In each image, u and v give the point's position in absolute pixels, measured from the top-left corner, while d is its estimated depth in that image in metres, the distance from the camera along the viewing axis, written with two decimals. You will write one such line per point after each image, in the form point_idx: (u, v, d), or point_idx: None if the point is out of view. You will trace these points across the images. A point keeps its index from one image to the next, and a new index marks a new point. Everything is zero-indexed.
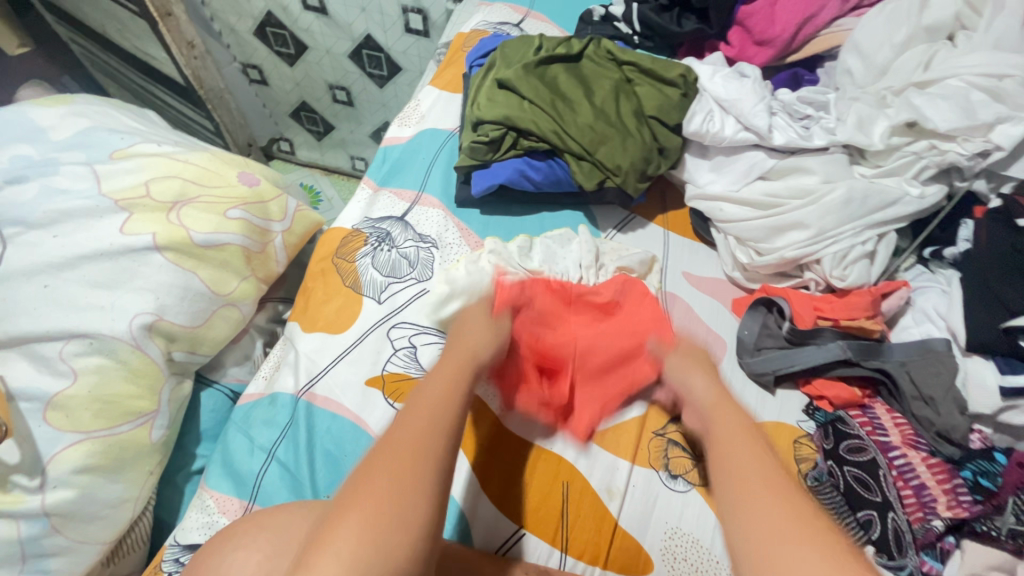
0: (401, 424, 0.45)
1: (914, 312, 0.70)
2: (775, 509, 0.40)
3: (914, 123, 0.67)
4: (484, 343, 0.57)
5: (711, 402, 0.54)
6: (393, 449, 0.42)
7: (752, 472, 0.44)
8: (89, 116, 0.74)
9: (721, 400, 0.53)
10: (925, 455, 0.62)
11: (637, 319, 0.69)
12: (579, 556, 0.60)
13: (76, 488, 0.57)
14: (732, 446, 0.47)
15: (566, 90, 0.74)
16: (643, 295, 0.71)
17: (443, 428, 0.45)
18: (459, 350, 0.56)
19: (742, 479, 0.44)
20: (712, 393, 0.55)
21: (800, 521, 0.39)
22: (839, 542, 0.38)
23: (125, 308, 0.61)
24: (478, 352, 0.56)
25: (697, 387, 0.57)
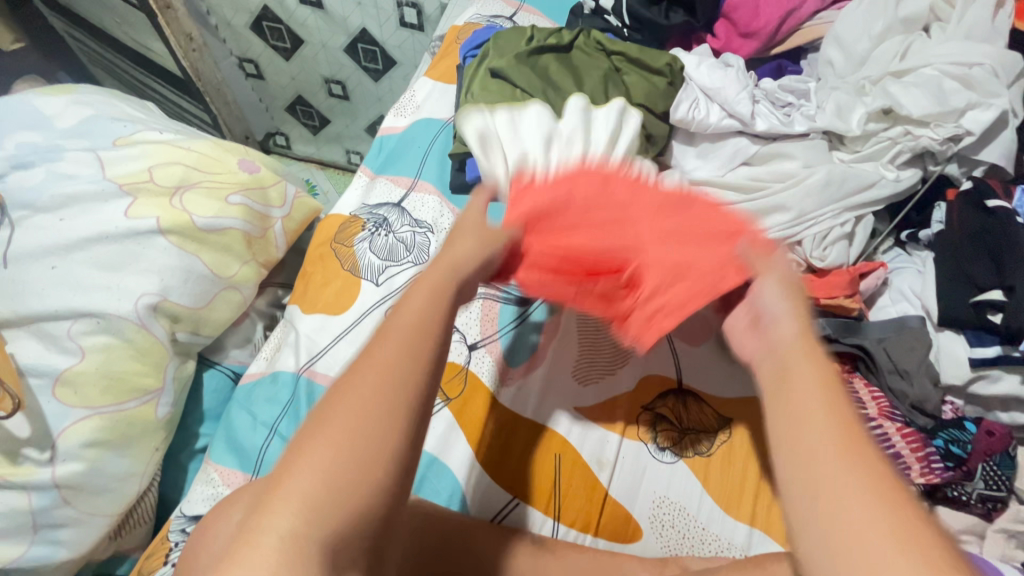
0: (370, 348, 0.37)
1: (891, 291, 0.72)
2: (849, 484, 0.31)
3: (889, 110, 0.70)
4: (472, 252, 0.47)
5: (790, 347, 0.40)
6: (356, 387, 0.35)
7: (818, 422, 0.34)
8: (91, 104, 0.76)
9: (806, 347, 0.39)
10: (900, 426, 0.64)
11: (709, 235, 0.54)
12: (570, 523, 0.62)
13: (85, 461, 0.59)
14: (805, 389, 0.36)
15: (557, 79, 0.76)
16: (712, 203, 0.58)
17: (408, 363, 0.36)
18: (441, 258, 0.46)
19: (801, 422, 0.35)
20: (798, 337, 0.40)
21: (869, 484, 0.31)
22: (925, 531, 0.29)
23: (130, 289, 0.64)
24: (460, 261, 0.46)
25: (778, 325, 0.42)
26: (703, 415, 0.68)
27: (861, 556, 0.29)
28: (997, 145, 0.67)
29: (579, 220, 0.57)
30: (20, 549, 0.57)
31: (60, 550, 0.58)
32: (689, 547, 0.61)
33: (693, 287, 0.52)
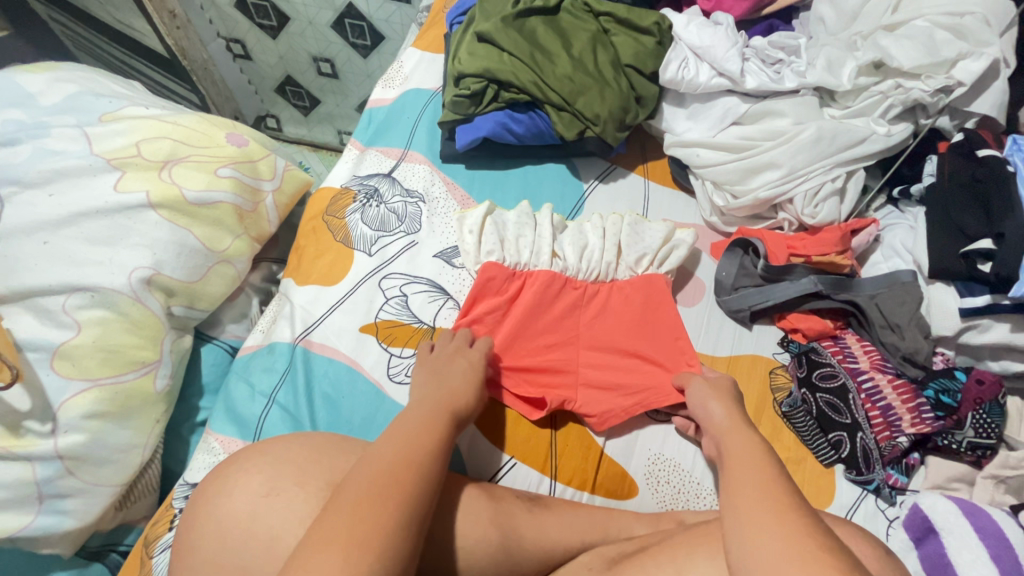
0: (394, 441, 0.47)
1: (883, 248, 0.73)
2: (761, 502, 0.41)
3: (880, 63, 0.70)
4: (465, 390, 0.58)
5: (725, 427, 0.54)
6: (383, 458, 0.45)
7: (744, 467, 0.46)
8: (75, 81, 0.75)
9: (734, 425, 0.53)
10: (892, 377, 0.66)
11: (644, 363, 0.68)
12: (566, 482, 0.63)
13: (86, 433, 0.60)
14: (736, 454, 0.48)
15: (545, 42, 0.75)
16: (651, 322, 0.70)
17: (430, 461, 0.46)
18: (441, 390, 0.56)
19: (730, 468, 0.47)
20: (726, 420, 0.55)
21: (770, 494, 0.41)
22: (808, 527, 0.38)
23: (124, 262, 0.64)
24: (458, 393, 0.57)
25: (715, 412, 0.56)
26: None
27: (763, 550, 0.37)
28: (988, 96, 0.66)
29: (529, 337, 0.69)
30: (28, 519, 0.58)
31: (67, 519, 0.59)
32: (684, 502, 0.63)
33: (626, 401, 0.65)
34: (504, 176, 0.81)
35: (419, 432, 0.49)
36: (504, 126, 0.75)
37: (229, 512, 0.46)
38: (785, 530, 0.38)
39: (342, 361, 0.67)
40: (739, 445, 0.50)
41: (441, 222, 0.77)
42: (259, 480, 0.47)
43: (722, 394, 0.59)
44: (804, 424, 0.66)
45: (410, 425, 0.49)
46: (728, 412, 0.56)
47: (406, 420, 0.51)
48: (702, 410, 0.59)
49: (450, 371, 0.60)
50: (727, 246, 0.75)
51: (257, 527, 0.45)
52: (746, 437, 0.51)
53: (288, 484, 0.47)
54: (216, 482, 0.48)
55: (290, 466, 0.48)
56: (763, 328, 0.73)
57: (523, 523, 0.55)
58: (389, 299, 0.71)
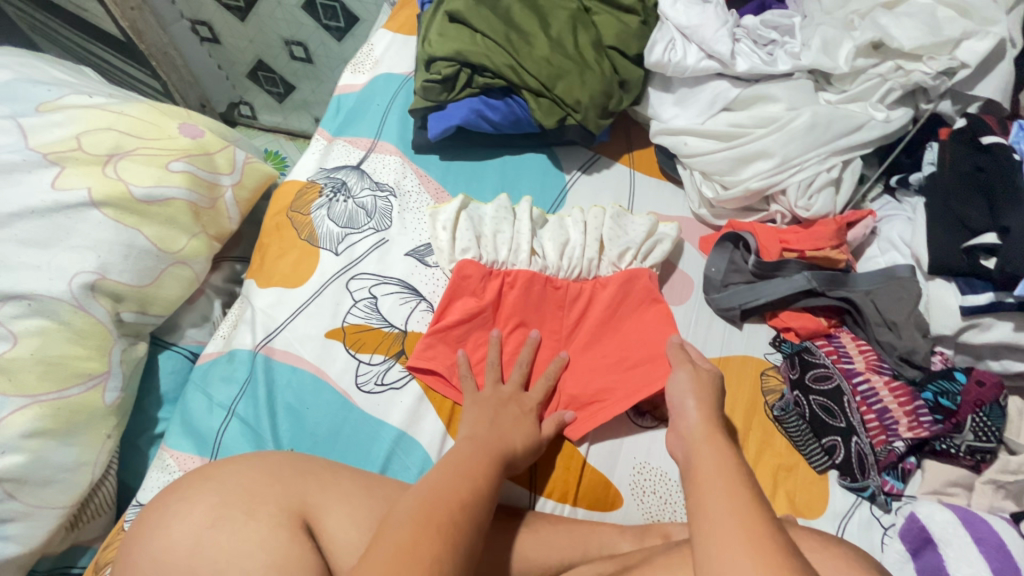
0: (441, 475, 0.46)
1: (879, 241, 0.70)
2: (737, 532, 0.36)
3: (880, 43, 0.65)
4: (515, 434, 0.55)
5: (698, 434, 0.49)
6: (433, 491, 0.44)
7: (715, 494, 0.40)
8: (10, 67, 0.69)
9: (707, 434, 0.48)
10: (888, 379, 0.63)
11: (628, 365, 0.64)
12: (548, 494, 0.60)
13: (26, 453, 0.55)
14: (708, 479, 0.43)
15: (520, 22, 0.69)
16: (633, 322, 0.66)
17: (483, 500, 0.46)
18: (490, 429, 0.55)
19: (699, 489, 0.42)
20: (698, 424, 0.50)
21: (756, 548, 0.35)
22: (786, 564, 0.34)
23: (63, 266, 0.59)
24: (508, 435, 0.54)
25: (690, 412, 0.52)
26: None
27: None
28: (992, 78, 0.62)
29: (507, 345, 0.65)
30: None
31: (8, 545, 0.55)
32: (670, 514, 0.59)
33: (610, 408, 0.61)
34: (480, 166, 0.76)
35: (465, 468, 0.48)
36: (477, 114, 0.70)
37: (171, 543, 0.41)
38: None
39: (307, 369, 0.63)
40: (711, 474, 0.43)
41: (414, 217, 0.72)
42: (208, 505, 0.42)
43: (700, 388, 0.55)
44: (796, 428, 0.63)
45: (453, 462, 0.49)
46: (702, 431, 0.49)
47: (456, 454, 0.50)
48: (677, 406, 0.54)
49: (509, 421, 0.57)
50: (717, 240, 0.71)
51: (199, 561, 0.39)
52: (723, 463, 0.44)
53: (240, 511, 0.42)
54: (155, 513, 0.43)
55: (246, 488, 0.44)
56: (754, 326, 0.70)
57: (497, 546, 0.53)
58: (358, 302, 0.66)
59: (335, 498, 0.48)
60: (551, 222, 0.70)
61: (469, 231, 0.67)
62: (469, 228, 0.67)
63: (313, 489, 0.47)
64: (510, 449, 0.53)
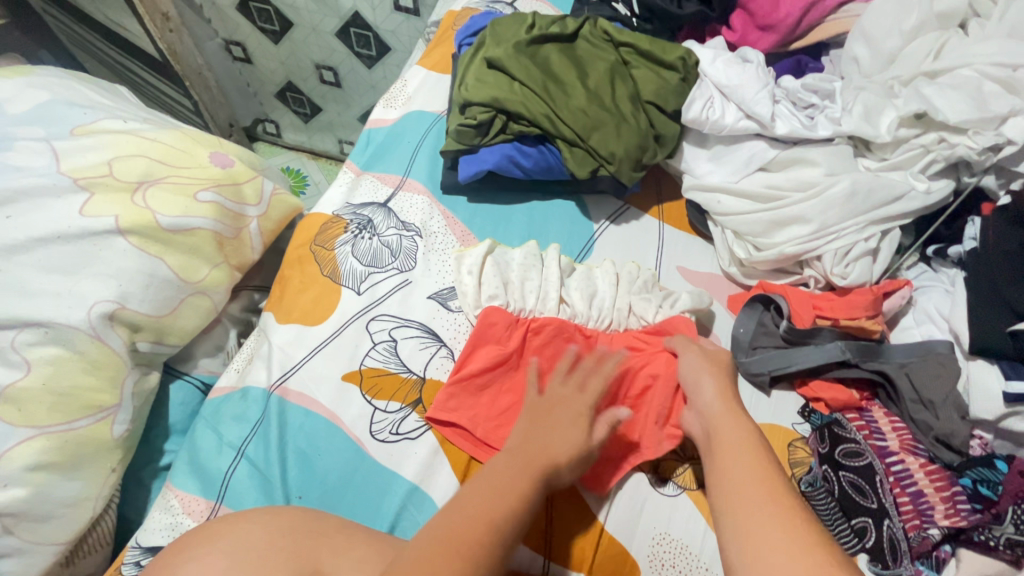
0: (482, 488, 0.45)
1: (915, 312, 0.68)
2: (762, 494, 0.44)
3: (923, 114, 0.64)
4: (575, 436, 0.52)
5: (716, 406, 0.54)
6: (475, 508, 0.43)
7: (739, 459, 0.48)
8: (49, 88, 0.69)
9: (727, 408, 0.54)
10: (924, 462, 0.60)
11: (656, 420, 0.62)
12: (561, 562, 0.57)
13: (29, 486, 0.53)
14: (732, 449, 0.49)
15: (559, 72, 0.69)
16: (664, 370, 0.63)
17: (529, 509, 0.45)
18: (540, 433, 0.53)
19: (723, 457, 0.49)
20: (717, 398, 0.55)
21: (777, 504, 0.43)
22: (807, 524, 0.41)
23: (83, 294, 0.58)
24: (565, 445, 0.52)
25: (706, 389, 0.56)
26: None
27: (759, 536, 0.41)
28: None
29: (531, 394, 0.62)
30: None
31: None
32: None
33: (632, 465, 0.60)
34: (509, 211, 0.75)
35: (517, 473, 0.47)
36: (511, 160, 0.69)
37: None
38: (787, 526, 0.40)
39: (321, 414, 0.61)
40: (760, 492, 0.44)
41: (438, 260, 0.71)
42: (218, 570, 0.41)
43: (716, 369, 0.58)
44: (824, 506, 0.60)
45: (506, 464, 0.48)
46: (736, 417, 0.53)
47: (498, 466, 0.48)
48: (707, 397, 0.56)
49: (559, 427, 0.53)
50: (747, 300, 0.70)
51: None
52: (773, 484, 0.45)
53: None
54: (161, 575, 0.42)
55: (258, 555, 0.42)
56: (782, 393, 0.68)
57: None
58: (377, 344, 0.65)
59: (351, 565, 0.45)
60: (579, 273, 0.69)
61: (495, 279, 0.66)
62: (494, 278, 0.66)
63: (327, 553, 0.45)
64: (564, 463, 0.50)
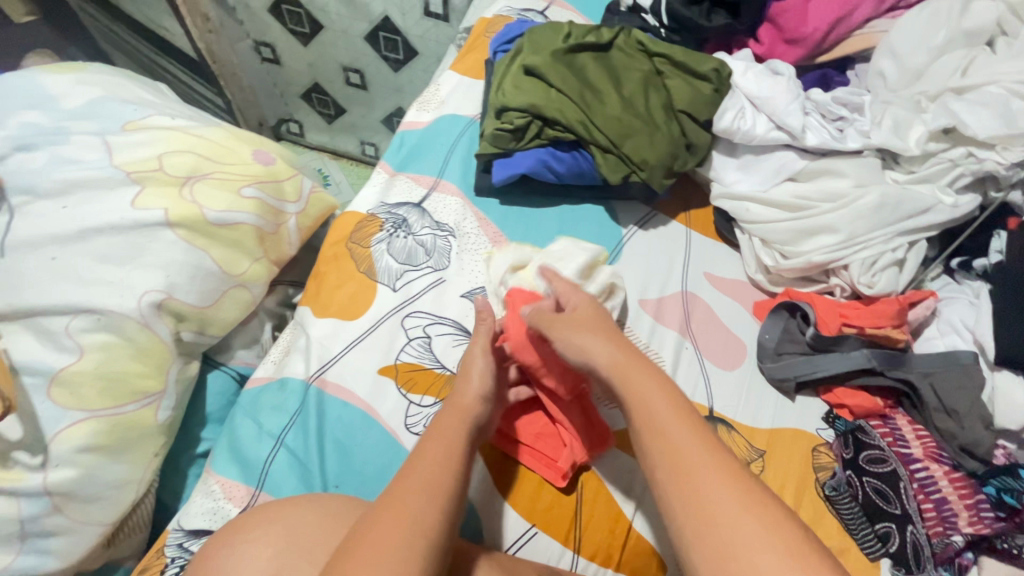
0: (414, 468, 0.47)
1: (939, 322, 0.69)
2: (692, 442, 0.43)
3: (952, 129, 0.65)
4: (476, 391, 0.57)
5: (615, 363, 0.50)
6: (405, 486, 0.45)
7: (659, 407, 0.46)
8: (100, 84, 0.72)
9: (622, 363, 0.50)
10: (948, 469, 0.61)
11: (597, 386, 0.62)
12: (590, 557, 0.58)
13: (78, 467, 0.55)
14: (646, 400, 0.46)
15: (595, 80, 0.71)
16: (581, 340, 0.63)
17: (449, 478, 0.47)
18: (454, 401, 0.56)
19: (639, 412, 0.46)
20: (616, 354, 0.51)
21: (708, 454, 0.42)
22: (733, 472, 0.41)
23: (133, 284, 0.60)
24: (470, 403, 0.56)
25: (594, 350, 0.52)
26: (736, 445, 0.65)
27: (695, 493, 0.40)
28: None
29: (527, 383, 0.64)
30: (8, 558, 0.54)
31: (49, 559, 0.55)
32: None
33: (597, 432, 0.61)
34: (540, 214, 0.77)
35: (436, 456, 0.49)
36: (544, 164, 0.71)
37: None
38: (720, 474, 0.41)
39: (358, 405, 0.62)
40: (683, 438, 0.43)
41: (470, 259, 0.73)
42: (270, 553, 0.44)
43: (598, 330, 0.55)
44: (849, 512, 0.61)
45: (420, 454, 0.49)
46: (646, 371, 0.49)
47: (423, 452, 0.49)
48: (596, 353, 0.52)
49: (465, 378, 0.58)
50: (772, 307, 0.71)
51: None
52: (686, 420, 0.45)
53: (300, 557, 0.43)
54: (220, 553, 0.45)
55: (307, 541, 0.45)
56: (806, 400, 0.69)
57: None
58: (412, 340, 0.67)
59: None
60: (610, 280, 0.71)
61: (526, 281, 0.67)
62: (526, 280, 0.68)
63: None
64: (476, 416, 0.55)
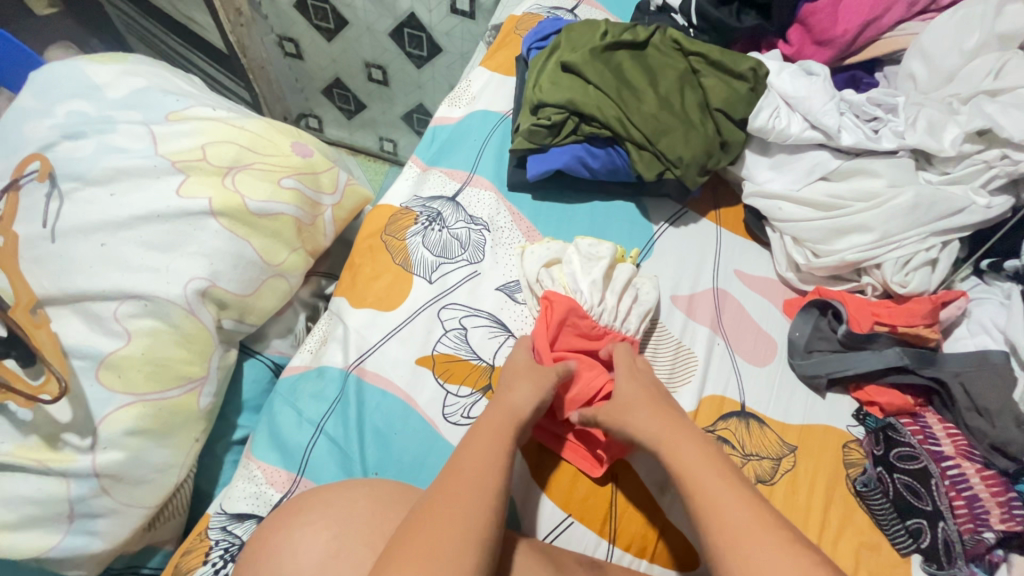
0: (465, 467, 0.47)
1: (970, 323, 0.69)
2: (745, 513, 0.43)
3: (986, 131, 0.66)
4: (528, 397, 0.56)
5: (664, 435, 0.52)
6: (447, 490, 0.44)
7: (711, 478, 0.46)
8: (141, 75, 0.73)
9: (672, 433, 0.52)
10: (980, 467, 0.61)
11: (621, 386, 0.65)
12: (626, 547, 0.59)
13: (125, 450, 0.56)
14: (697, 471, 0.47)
15: (632, 78, 0.72)
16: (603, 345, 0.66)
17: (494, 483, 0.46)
18: (500, 404, 0.56)
19: (692, 484, 0.47)
20: (667, 427, 0.53)
21: (762, 523, 0.42)
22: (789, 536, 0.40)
23: (179, 272, 0.60)
24: (520, 406, 0.55)
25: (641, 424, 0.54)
26: (769, 440, 0.65)
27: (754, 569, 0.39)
28: None
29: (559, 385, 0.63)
30: (56, 538, 0.54)
31: (96, 541, 0.56)
32: None
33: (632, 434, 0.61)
34: (572, 210, 0.78)
35: (480, 456, 0.48)
36: (580, 160, 0.72)
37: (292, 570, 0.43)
38: (776, 541, 0.40)
39: (396, 395, 0.63)
40: (736, 509, 0.43)
41: (504, 253, 0.74)
42: (328, 538, 0.45)
43: (647, 401, 0.57)
44: (879, 507, 0.63)
45: (466, 456, 0.48)
46: (693, 443, 0.50)
47: (465, 452, 0.49)
48: (643, 425, 0.54)
49: (520, 380, 0.58)
50: (803, 305, 0.72)
51: None
52: (726, 477, 0.46)
53: (357, 544, 0.44)
54: (279, 536, 0.46)
55: (364, 530, 0.46)
56: (836, 396, 0.70)
57: None
58: (448, 331, 0.67)
59: None
60: (644, 277, 0.71)
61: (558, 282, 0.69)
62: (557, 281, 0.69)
63: None
64: (524, 418, 0.55)
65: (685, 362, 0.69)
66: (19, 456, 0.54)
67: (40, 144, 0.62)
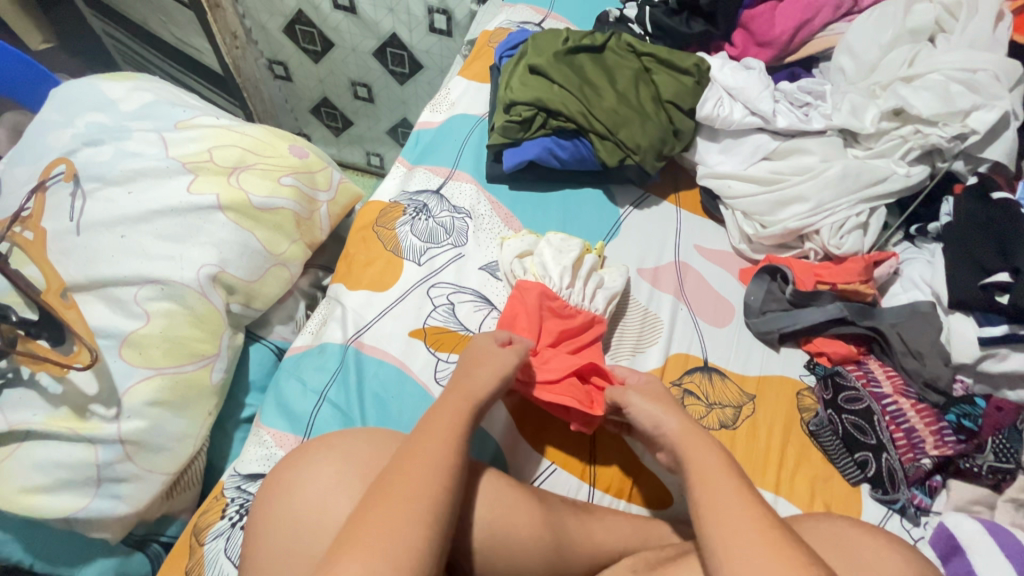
0: (433, 426, 0.50)
1: (902, 280, 0.78)
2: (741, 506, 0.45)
3: (900, 110, 0.76)
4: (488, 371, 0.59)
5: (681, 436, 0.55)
6: (418, 445, 0.48)
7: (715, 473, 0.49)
8: (151, 91, 0.80)
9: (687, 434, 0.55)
10: (914, 401, 0.69)
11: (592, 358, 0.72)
12: (605, 488, 0.66)
13: (147, 419, 0.61)
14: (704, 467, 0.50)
15: (591, 78, 0.82)
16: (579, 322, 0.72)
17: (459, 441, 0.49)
18: (467, 375, 0.58)
19: (702, 475, 0.50)
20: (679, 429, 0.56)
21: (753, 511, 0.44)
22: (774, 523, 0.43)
23: (192, 259, 0.67)
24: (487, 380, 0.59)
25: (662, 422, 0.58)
26: (728, 390, 0.73)
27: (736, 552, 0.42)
28: (1001, 143, 0.71)
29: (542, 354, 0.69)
30: (85, 500, 0.59)
31: (120, 504, 0.60)
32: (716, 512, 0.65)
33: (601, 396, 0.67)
34: (547, 199, 0.86)
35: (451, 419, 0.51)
36: (549, 151, 0.80)
37: (298, 503, 0.49)
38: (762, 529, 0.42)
39: (392, 363, 0.70)
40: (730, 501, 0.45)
41: (486, 237, 0.81)
42: (327, 477, 0.50)
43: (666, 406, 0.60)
44: (831, 444, 0.69)
45: (438, 418, 0.51)
46: (707, 443, 0.53)
47: (439, 414, 0.52)
48: (665, 422, 0.58)
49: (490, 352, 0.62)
50: (755, 272, 0.80)
51: (318, 518, 0.48)
52: (731, 472, 0.49)
53: (350, 484, 0.49)
54: (287, 476, 0.52)
55: (356, 472, 0.50)
56: (789, 350, 0.77)
57: (557, 516, 0.56)
58: (437, 307, 0.74)
59: None
60: (611, 268, 0.78)
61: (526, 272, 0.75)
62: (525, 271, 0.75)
63: None
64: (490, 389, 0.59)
65: (652, 326, 0.76)
66: (52, 425, 0.59)
67: (64, 151, 0.69)
